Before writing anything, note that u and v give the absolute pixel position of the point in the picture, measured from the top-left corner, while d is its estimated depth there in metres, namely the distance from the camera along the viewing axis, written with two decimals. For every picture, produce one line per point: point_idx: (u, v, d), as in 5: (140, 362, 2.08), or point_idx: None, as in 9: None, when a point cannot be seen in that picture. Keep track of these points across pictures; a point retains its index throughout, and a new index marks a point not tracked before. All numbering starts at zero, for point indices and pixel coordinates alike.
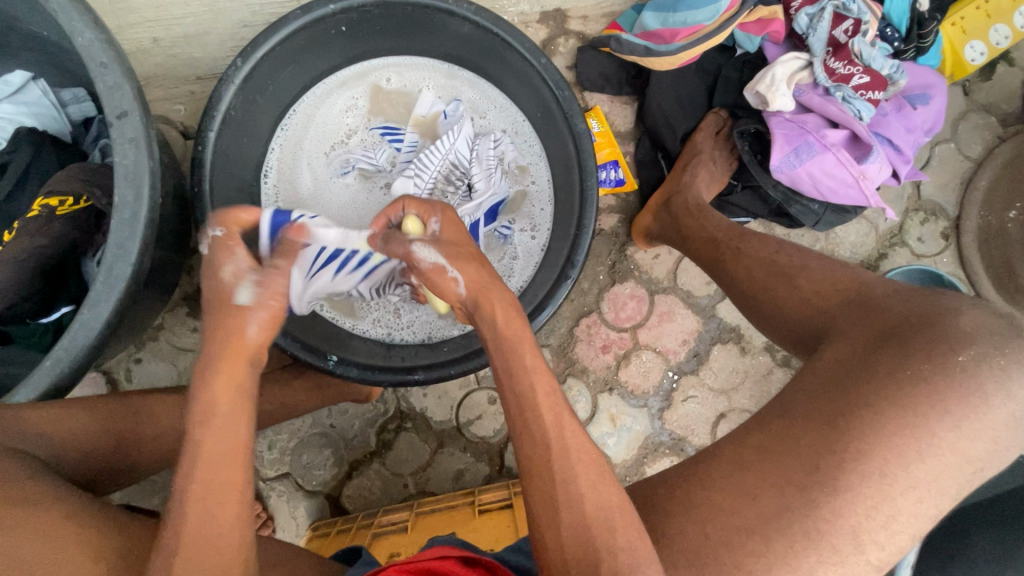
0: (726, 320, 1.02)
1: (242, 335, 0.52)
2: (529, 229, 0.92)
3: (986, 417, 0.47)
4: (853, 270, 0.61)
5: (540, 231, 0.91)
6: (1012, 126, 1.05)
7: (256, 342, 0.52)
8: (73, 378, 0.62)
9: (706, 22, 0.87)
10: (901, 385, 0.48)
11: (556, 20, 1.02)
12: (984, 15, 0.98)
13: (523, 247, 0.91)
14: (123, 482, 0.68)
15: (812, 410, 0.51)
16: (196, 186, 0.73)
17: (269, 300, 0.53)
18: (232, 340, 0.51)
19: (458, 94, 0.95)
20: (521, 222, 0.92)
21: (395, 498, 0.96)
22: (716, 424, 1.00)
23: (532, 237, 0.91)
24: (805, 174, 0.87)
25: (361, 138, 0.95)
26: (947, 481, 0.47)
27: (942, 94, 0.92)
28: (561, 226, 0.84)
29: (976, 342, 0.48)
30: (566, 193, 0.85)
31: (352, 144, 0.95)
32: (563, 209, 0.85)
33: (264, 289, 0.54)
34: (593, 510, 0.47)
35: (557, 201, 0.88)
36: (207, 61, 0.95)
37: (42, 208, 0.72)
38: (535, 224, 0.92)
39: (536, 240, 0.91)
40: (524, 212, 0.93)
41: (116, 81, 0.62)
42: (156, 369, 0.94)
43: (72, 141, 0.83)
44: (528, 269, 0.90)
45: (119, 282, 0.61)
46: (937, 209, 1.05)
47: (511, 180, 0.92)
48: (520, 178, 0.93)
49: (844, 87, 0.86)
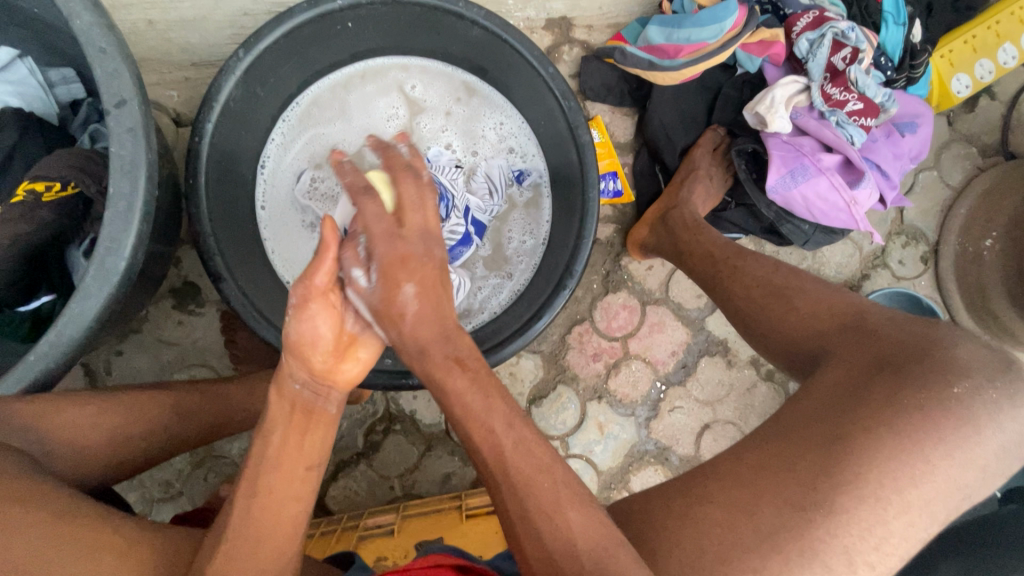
0: (715, 333, 1.04)
1: (306, 342, 0.54)
2: (518, 155, 0.94)
3: (979, 448, 0.49)
4: (849, 295, 0.63)
5: (537, 161, 0.93)
6: (991, 157, 1.10)
7: (299, 367, 0.55)
8: (61, 370, 0.60)
9: (709, 41, 0.88)
10: (896, 412, 0.50)
11: (561, 27, 1.02)
12: (971, 49, 1.02)
13: (533, 213, 0.93)
14: (110, 481, 0.66)
15: (810, 432, 0.53)
16: (191, 178, 0.71)
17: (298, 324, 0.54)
18: (281, 369, 0.56)
19: (444, 89, 0.95)
20: (513, 156, 0.95)
21: (381, 499, 0.96)
22: (700, 435, 1.02)
23: (522, 162, 0.94)
24: (799, 196, 0.89)
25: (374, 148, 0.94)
26: (938, 507, 0.49)
27: (929, 124, 0.96)
28: (563, 215, 0.86)
29: (971, 376, 0.50)
30: (560, 152, 0.86)
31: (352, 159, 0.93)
32: (559, 157, 0.87)
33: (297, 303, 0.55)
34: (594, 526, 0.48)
35: (547, 149, 0.90)
36: (204, 48, 0.92)
37: (28, 192, 0.69)
38: (533, 173, 0.93)
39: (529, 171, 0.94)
40: (513, 149, 0.94)
41: (116, 68, 0.60)
42: (137, 362, 0.92)
43: (59, 123, 0.80)
44: (542, 223, 0.92)
45: (112, 277, 0.59)
46: (918, 234, 1.09)
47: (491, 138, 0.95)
48: (504, 138, 0.95)
49: (839, 112, 0.89)
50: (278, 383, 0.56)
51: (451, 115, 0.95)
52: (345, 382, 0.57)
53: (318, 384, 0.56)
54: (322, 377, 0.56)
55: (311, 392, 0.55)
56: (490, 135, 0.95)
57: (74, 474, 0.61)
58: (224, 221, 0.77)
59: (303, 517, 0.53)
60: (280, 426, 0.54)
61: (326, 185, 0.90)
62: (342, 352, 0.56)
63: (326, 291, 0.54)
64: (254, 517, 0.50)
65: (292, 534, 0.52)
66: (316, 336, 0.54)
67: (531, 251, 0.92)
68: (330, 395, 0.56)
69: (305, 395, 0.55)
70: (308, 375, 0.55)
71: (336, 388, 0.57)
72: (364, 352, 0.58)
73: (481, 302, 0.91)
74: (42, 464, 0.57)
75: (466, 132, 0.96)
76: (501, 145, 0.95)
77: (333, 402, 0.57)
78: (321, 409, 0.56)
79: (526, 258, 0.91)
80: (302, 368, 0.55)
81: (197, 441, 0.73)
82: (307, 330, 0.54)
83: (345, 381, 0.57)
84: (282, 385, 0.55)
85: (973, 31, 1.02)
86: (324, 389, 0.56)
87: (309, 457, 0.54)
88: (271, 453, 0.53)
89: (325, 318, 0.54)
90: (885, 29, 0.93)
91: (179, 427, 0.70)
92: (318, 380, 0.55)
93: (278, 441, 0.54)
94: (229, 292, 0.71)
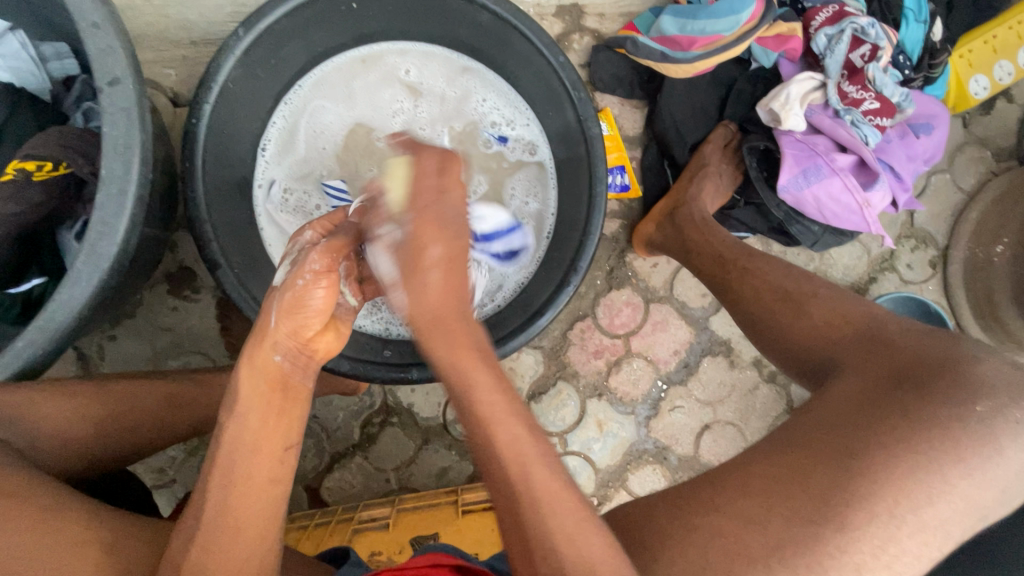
0: (718, 333, 1.03)
1: (291, 306, 0.53)
2: (505, 122, 0.91)
3: (999, 468, 0.48)
4: (863, 303, 0.62)
5: (531, 127, 0.90)
6: (1005, 161, 1.08)
7: (283, 331, 0.53)
8: (45, 360, 0.58)
9: (725, 33, 0.86)
10: (916, 429, 0.49)
11: (572, 15, 0.99)
12: (991, 50, 0.99)
13: (535, 182, 0.91)
14: (100, 470, 0.64)
15: (822, 444, 0.51)
16: (187, 161, 0.69)
17: (295, 279, 0.53)
18: (261, 331, 0.53)
19: (441, 70, 0.91)
20: (500, 119, 0.91)
21: (376, 491, 0.95)
22: (700, 435, 1.01)
23: (511, 130, 0.91)
24: (811, 197, 0.87)
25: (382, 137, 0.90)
26: (952, 526, 0.48)
27: (944, 126, 0.93)
28: (571, 195, 0.84)
29: (995, 393, 0.49)
30: (564, 132, 0.83)
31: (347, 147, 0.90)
32: (555, 114, 0.83)
33: (294, 267, 0.54)
34: (593, 531, 0.47)
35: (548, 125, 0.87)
36: (203, 25, 0.89)
37: (17, 171, 0.66)
38: (528, 141, 0.91)
39: (519, 139, 0.91)
40: (502, 115, 0.91)
41: (110, 44, 0.57)
42: (131, 347, 0.90)
43: (51, 100, 0.77)
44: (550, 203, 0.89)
45: (104, 261, 0.57)
46: (927, 238, 1.07)
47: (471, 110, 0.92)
48: (495, 112, 0.91)
49: (855, 112, 0.86)
50: (251, 355, 0.53)
51: (447, 96, 0.92)
52: (325, 352, 0.57)
53: (299, 353, 0.54)
54: (304, 347, 0.55)
55: (291, 361, 0.54)
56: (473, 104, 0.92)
57: (62, 467, 0.60)
58: (221, 208, 0.75)
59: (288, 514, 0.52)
60: (254, 410, 0.52)
61: (300, 197, 0.87)
62: (327, 324, 0.56)
63: (332, 269, 0.54)
64: (242, 518, 0.48)
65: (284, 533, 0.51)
66: (305, 305, 0.53)
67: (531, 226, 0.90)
68: (307, 367, 0.55)
69: (284, 366, 0.53)
70: (290, 346, 0.53)
71: (315, 358, 0.56)
72: (343, 328, 0.59)
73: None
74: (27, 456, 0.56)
75: (455, 108, 0.92)
76: (488, 121, 0.92)
77: (308, 373, 0.56)
78: (297, 385, 0.54)
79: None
80: (284, 338, 0.53)
81: (191, 431, 0.71)
82: (298, 296, 0.52)
83: (324, 352, 0.57)
84: (257, 357, 0.52)
85: (994, 31, 0.99)
86: (304, 360, 0.55)
87: (285, 437, 0.53)
88: (247, 437, 0.51)
89: (318, 288, 0.53)
90: (906, 25, 0.90)
91: (173, 418, 0.68)
92: (299, 349, 0.54)
93: (252, 422, 0.51)
94: (225, 280, 0.69)
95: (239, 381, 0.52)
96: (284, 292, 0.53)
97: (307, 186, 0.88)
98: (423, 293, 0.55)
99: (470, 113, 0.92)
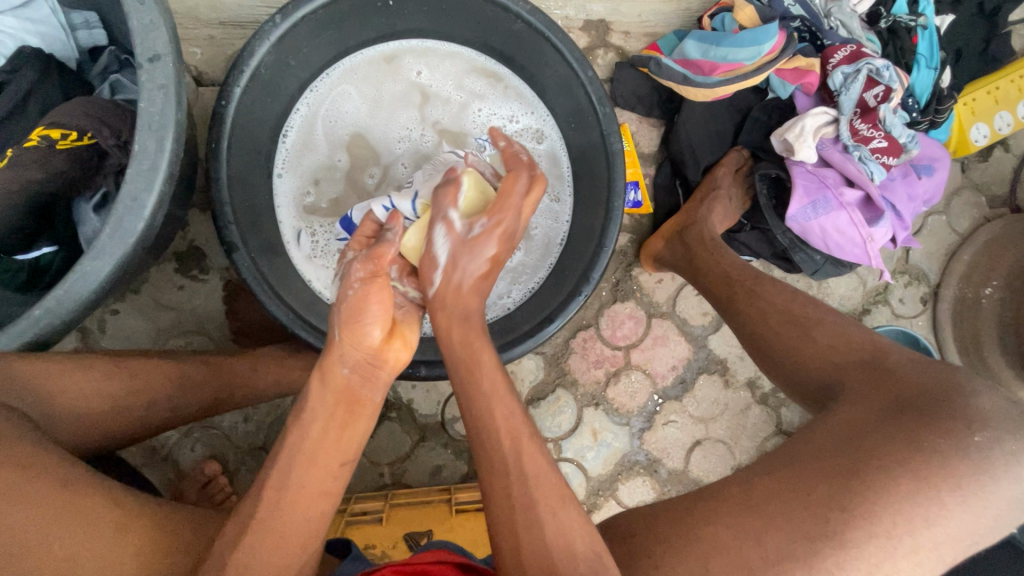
0: (716, 351, 1.05)
1: (352, 314, 0.53)
2: (507, 120, 0.92)
3: (994, 497, 0.50)
4: (868, 333, 0.64)
5: (535, 114, 0.92)
6: (999, 208, 1.12)
7: (348, 346, 0.54)
8: (62, 330, 0.58)
9: (746, 62, 0.89)
10: (920, 456, 0.51)
11: (598, 30, 1.02)
12: (993, 100, 1.04)
13: (548, 180, 0.92)
14: (106, 447, 0.64)
15: (826, 465, 0.54)
16: (214, 142, 0.69)
17: (346, 290, 0.55)
18: (330, 346, 0.55)
19: (452, 71, 0.91)
20: (501, 112, 0.92)
21: (369, 485, 0.95)
22: (691, 451, 1.03)
23: (512, 125, 0.92)
24: (817, 227, 0.90)
25: (388, 157, 0.90)
26: (946, 550, 0.50)
27: (945, 169, 0.97)
28: (590, 201, 0.85)
29: (992, 426, 0.52)
30: (585, 141, 0.84)
31: (365, 140, 0.89)
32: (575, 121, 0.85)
33: (344, 280, 0.56)
34: None
35: (570, 130, 0.88)
36: (234, 8, 0.90)
37: (42, 138, 0.66)
38: (535, 129, 0.92)
39: (526, 129, 0.92)
40: (505, 105, 0.92)
41: (152, 21, 0.57)
42: (133, 322, 0.89)
43: (77, 69, 0.77)
44: (565, 210, 0.91)
45: (129, 237, 0.57)
46: (920, 275, 1.11)
47: (475, 108, 0.92)
48: (499, 111, 0.92)
49: (863, 148, 0.89)
50: (322, 369, 0.55)
51: (456, 92, 0.92)
52: (394, 363, 0.55)
53: (366, 368, 0.55)
54: (369, 360, 0.54)
55: (358, 376, 0.55)
56: (475, 104, 0.92)
57: (72, 440, 0.59)
58: (242, 191, 0.75)
59: (327, 515, 0.53)
60: (319, 418, 0.54)
61: (326, 239, 0.87)
62: (393, 332, 0.55)
63: (376, 274, 0.55)
64: (291, 511, 0.50)
65: (311, 532, 0.52)
66: (362, 314, 0.53)
67: (547, 180, 0.92)
68: (374, 384, 0.55)
69: (352, 379, 0.54)
70: (355, 359, 0.54)
71: (385, 368, 0.55)
72: (411, 335, 0.57)
73: (535, 258, 0.90)
74: (41, 429, 0.55)
75: (461, 105, 0.92)
76: (493, 123, 0.92)
77: (377, 386, 0.56)
78: (365, 399, 0.55)
79: (545, 192, 0.92)
80: (350, 351, 0.54)
81: (199, 412, 0.71)
82: (355, 304, 0.54)
83: (394, 364, 0.55)
84: (327, 372, 0.55)
85: (996, 83, 1.04)
86: (372, 374, 0.55)
87: (343, 452, 0.54)
88: (303, 450, 0.53)
89: (371, 293, 0.53)
90: (916, 70, 0.94)
91: (182, 398, 0.68)
92: (365, 363, 0.55)
93: (316, 432, 0.53)
94: (241, 263, 0.69)
95: (312, 394, 0.55)
96: (342, 304, 0.54)
97: (324, 182, 0.88)
98: (456, 292, 0.59)
99: (476, 115, 0.92)
